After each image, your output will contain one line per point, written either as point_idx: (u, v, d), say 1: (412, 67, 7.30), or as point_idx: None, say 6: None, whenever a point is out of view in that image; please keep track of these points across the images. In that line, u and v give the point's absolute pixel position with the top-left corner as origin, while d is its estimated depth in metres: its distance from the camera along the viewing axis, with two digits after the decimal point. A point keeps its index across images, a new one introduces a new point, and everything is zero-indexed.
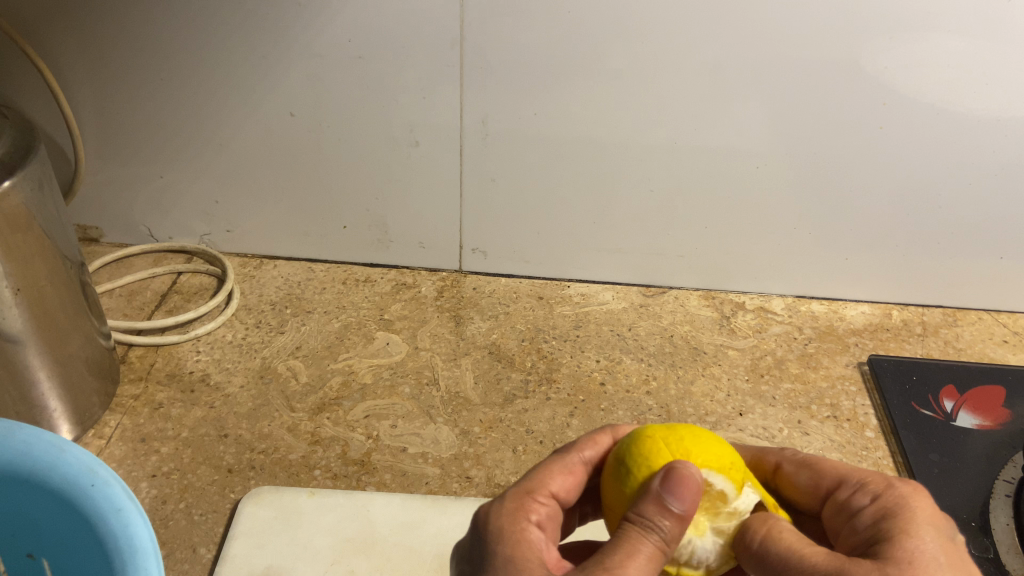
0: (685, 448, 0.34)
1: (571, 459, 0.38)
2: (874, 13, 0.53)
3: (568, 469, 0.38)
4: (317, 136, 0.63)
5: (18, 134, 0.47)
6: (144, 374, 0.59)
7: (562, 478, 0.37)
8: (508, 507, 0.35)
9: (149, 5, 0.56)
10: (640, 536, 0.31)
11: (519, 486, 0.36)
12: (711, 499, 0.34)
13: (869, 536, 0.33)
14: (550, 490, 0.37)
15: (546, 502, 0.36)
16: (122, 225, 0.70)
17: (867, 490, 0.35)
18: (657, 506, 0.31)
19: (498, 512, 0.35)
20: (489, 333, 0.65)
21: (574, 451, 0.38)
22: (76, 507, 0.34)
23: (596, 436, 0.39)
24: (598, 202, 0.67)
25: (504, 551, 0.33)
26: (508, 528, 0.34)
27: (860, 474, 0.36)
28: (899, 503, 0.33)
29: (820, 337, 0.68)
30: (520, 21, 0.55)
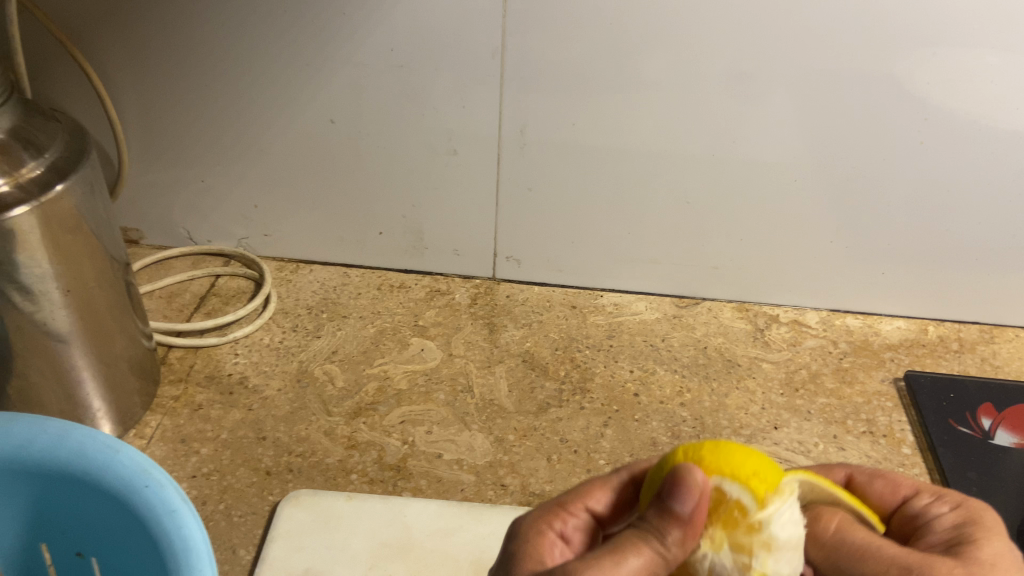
0: (711, 459, 0.30)
1: (613, 477, 0.37)
2: (915, 27, 0.53)
3: (606, 485, 0.37)
4: (356, 143, 0.64)
5: (73, 138, 0.48)
6: (184, 375, 0.60)
7: (597, 494, 0.37)
8: (534, 514, 0.36)
9: (197, 13, 0.57)
10: (641, 538, 0.30)
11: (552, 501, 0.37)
12: (722, 508, 0.30)
13: (949, 540, 0.33)
14: (584, 505, 0.36)
15: (576, 514, 0.36)
16: (162, 228, 0.71)
17: (944, 499, 0.36)
18: (660, 508, 0.29)
19: (525, 523, 0.36)
20: (523, 341, 0.66)
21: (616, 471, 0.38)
22: (130, 506, 0.35)
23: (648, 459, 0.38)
24: (633, 212, 0.67)
25: (516, 549, 0.34)
26: (527, 530, 0.35)
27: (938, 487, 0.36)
28: (977, 512, 0.34)
29: (856, 351, 0.67)
30: (559, 32, 0.56)
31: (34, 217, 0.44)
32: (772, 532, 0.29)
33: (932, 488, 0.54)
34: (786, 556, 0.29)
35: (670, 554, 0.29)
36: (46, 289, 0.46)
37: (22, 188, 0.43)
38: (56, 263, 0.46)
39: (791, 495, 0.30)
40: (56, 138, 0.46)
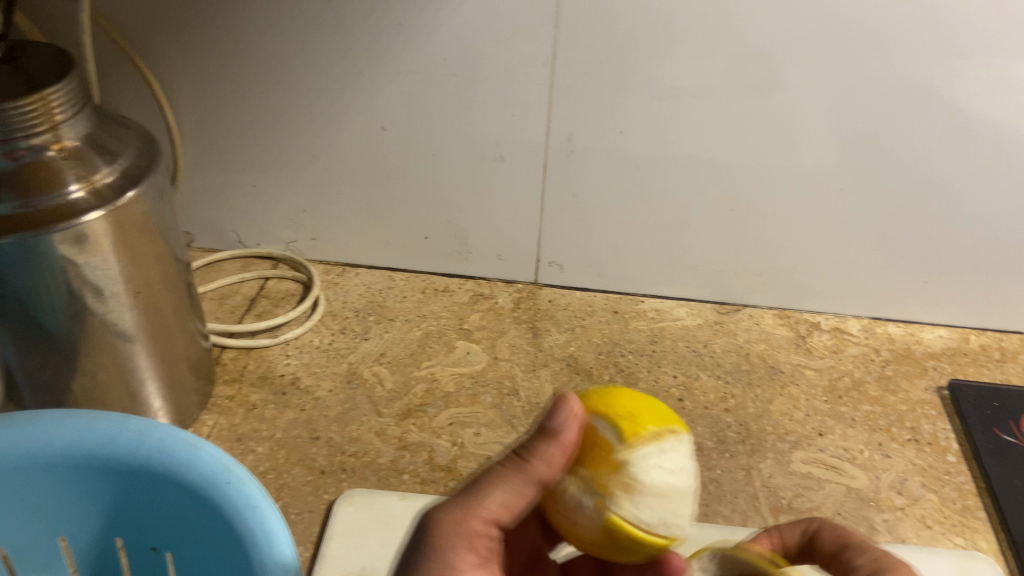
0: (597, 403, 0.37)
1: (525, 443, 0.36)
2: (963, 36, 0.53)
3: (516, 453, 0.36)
4: (405, 149, 0.65)
5: (143, 145, 0.49)
6: (238, 376, 0.62)
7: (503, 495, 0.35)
8: (451, 499, 0.36)
9: (256, 21, 0.58)
10: (512, 472, 0.35)
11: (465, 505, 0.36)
12: (595, 446, 0.35)
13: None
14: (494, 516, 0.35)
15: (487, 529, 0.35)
16: (213, 230, 0.73)
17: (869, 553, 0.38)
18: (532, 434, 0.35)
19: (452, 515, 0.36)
20: (566, 345, 0.67)
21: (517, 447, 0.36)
22: (211, 503, 0.36)
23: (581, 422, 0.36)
24: (676, 218, 0.68)
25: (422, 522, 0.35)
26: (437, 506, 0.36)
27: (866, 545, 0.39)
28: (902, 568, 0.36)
29: (898, 359, 0.68)
30: (609, 40, 0.57)
31: (108, 222, 0.45)
32: (634, 472, 0.34)
33: (978, 496, 0.55)
34: (648, 497, 0.34)
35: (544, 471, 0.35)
36: (115, 291, 0.48)
37: (97, 194, 0.45)
38: (126, 265, 0.48)
39: (673, 445, 0.36)
40: (127, 145, 0.48)
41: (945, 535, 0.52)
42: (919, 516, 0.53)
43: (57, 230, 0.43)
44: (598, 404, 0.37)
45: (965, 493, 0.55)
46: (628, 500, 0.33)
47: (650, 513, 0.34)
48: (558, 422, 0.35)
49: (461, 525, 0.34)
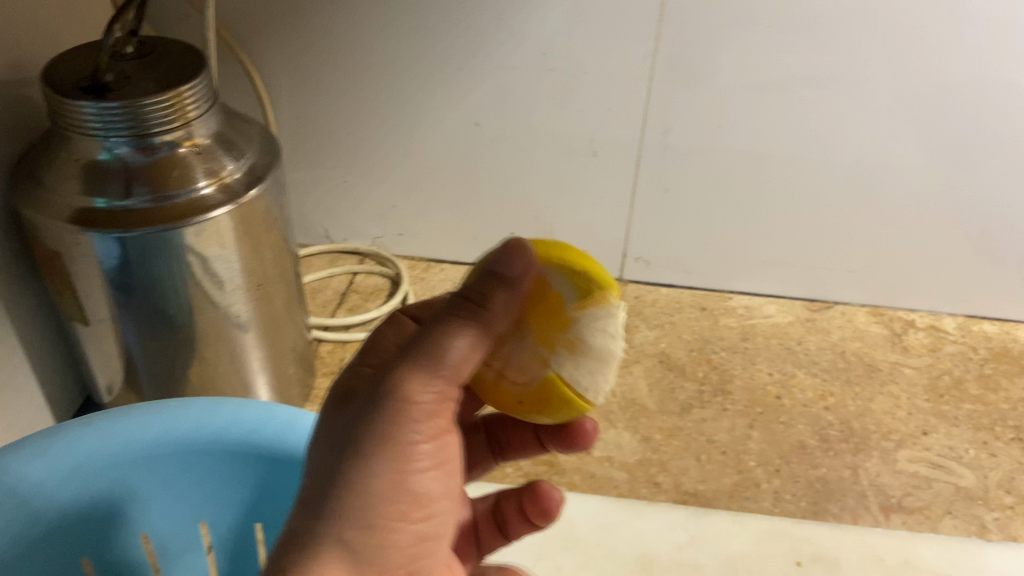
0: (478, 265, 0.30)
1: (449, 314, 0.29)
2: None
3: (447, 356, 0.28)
4: (498, 145, 0.66)
5: (264, 142, 0.50)
6: (337, 368, 0.62)
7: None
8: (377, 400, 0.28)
9: (359, 18, 0.59)
10: (455, 337, 0.28)
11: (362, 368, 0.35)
12: (544, 301, 0.30)
13: None
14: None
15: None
16: (301, 227, 0.73)
17: None
18: (486, 283, 0.29)
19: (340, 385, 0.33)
20: (657, 342, 0.67)
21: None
22: None
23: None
24: (770, 214, 0.67)
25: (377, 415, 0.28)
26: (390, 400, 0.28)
27: None
28: None
29: (996, 358, 0.67)
30: (714, 36, 0.57)
31: (235, 217, 0.46)
32: (580, 333, 0.30)
33: None
34: (586, 360, 0.30)
35: (502, 317, 0.29)
36: (236, 284, 0.49)
37: (226, 189, 0.45)
38: (247, 259, 0.49)
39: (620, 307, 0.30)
40: (251, 142, 0.49)
41: None
42: None
43: (191, 224, 0.44)
44: (548, 251, 0.30)
45: None
46: (569, 359, 0.30)
47: (587, 376, 0.30)
48: (512, 269, 0.29)
49: (397, 419, 0.28)
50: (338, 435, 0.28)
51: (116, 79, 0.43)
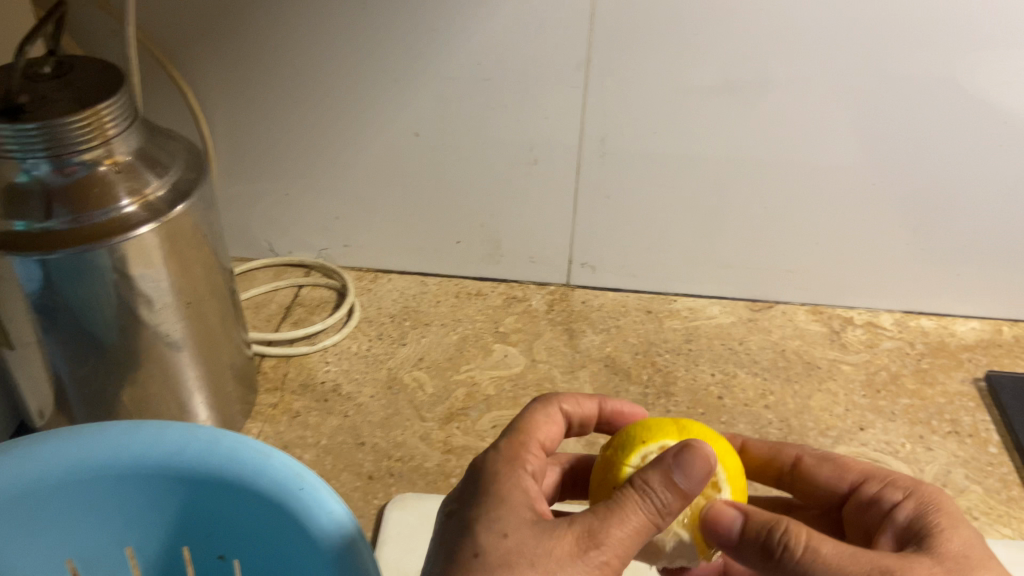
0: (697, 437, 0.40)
1: (630, 494, 0.35)
2: (986, 29, 0.54)
3: (625, 519, 0.34)
4: (438, 155, 0.66)
5: (191, 158, 0.50)
6: (280, 384, 0.62)
7: (548, 429, 0.42)
8: (556, 544, 0.33)
9: (290, 30, 0.59)
10: (638, 505, 0.34)
11: (513, 437, 0.41)
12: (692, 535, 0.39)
13: (915, 514, 0.38)
14: (538, 439, 0.41)
15: (535, 453, 0.40)
16: (243, 240, 0.73)
17: (896, 486, 0.40)
18: (668, 478, 0.35)
19: (494, 464, 0.38)
20: (603, 346, 0.68)
21: (558, 401, 0.44)
22: (284, 509, 0.37)
23: (580, 399, 0.45)
24: (710, 217, 0.68)
25: (555, 553, 0.33)
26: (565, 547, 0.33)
27: (883, 474, 0.42)
28: (933, 498, 0.38)
29: (933, 352, 0.68)
30: (643, 44, 0.57)
31: (159, 234, 0.46)
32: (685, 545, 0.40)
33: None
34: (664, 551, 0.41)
35: (668, 516, 0.35)
36: (165, 302, 0.49)
37: (149, 207, 0.45)
38: (176, 277, 0.48)
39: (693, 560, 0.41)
40: (175, 158, 0.49)
41: (991, 526, 0.54)
42: (964, 508, 0.55)
43: (111, 243, 0.43)
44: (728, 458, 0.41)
45: (1009, 483, 0.56)
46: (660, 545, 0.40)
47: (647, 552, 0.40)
48: (695, 469, 0.35)
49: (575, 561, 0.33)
50: (512, 552, 0.33)
51: (30, 99, 0.42)
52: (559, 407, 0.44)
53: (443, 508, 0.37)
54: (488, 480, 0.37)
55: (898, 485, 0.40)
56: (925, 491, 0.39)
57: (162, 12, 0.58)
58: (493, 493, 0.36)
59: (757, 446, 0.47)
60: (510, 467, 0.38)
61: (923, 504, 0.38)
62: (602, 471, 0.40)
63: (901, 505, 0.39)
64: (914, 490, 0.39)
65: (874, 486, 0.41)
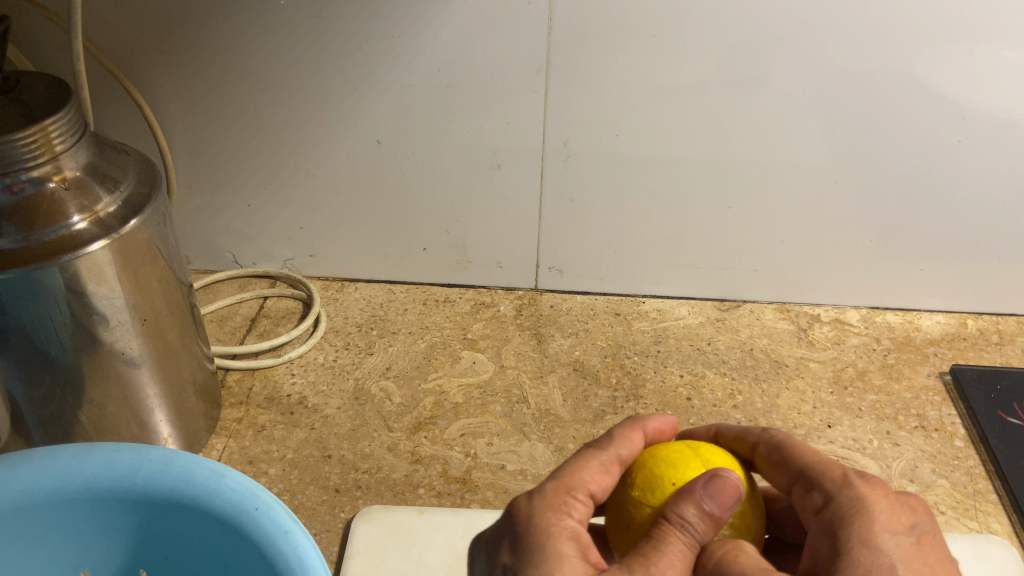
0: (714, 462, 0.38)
1: (667, 527, 0.33)
2: (943, 27, 0.54)
3: (669, 552, 0.32)
4: (400, 163, 0.65)
5: (142, 173, 0.49)
6: (244, 398, 0.62)
7: (600, 477, 0.37)
8: None
9: (245, 40, 0.57)
10: (675, 536, 0.33)
11: (557, 485, 0.36)
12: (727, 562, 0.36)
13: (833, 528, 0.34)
14: (588, 489, 0.36)
15: (582, 504, 0.36)
16: (207, 252, 0.72)
17: (824, 490, 0.35)
18: (700, 508, 0.33)
19: (537, 518, 0.34)
20: (571, 350, 0.67)
21: (611, 446, 0.38)
22: (239, 531, 0.36)
23: (629, 433, 0.39)
24: (675, 219, 0.68)
25: None
26: None
27: (821, 470, 0.36)
28: (853, 510, 0.34)
29: (898, 348, 0.69)
30: (603, 48, 0.56)
31: (112, 250, 0.45)
32: None
33: (988, 479, 0.57)
34: None
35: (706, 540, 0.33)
36: (121, 319, 0.48)
37: (100, 223, 0.44)
38: (133, 294, 0.48)
39: None
40: (126, 173, 0.48)
41: (958, 520, 0.54)
42: (932, 503, 0.55)
43: (62, 260, 0.42)
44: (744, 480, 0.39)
45: (975, 477, 0.57)
46: None
47: None
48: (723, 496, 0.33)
49: None
50: None
51: None
52: (614, 455, 0.38)
53: (493, 564, 0.35)
54: (534, 540, 0.34)
55: (824, 488, 0.35)
56: (847, 499, 0.34)
57: (113, 23, 0.57)
58: (542, 557, 0.33)
59: (729, 433, 0.43)
60: (555, 521, 0.34)
61: (842, 516, 0.34)
62: (625, 515, 0.37)
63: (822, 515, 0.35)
64: (841, 497, 0.34)
65: (807, 489, 0.36)
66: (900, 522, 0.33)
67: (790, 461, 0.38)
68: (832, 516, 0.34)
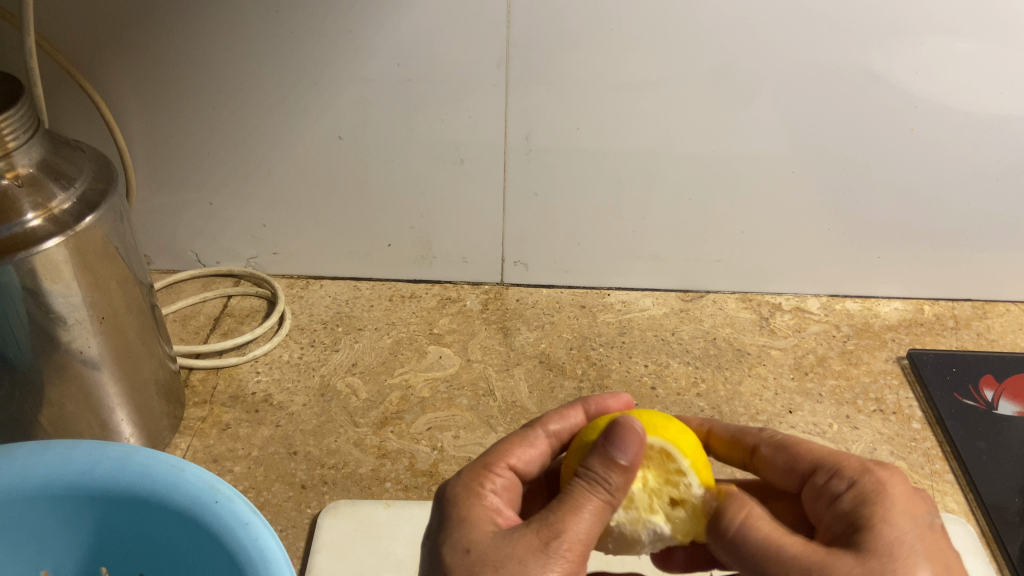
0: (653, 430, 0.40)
1: (579, 482, 0.35)
2: (891, 19, 0.55)
3: (578, 507, 0.34)
4: (362, 158, 0.65)
5: (98, 170, 0.49)
6: (208, 397, 0.61)
7: (521, 450, 0.40)
8: (512, 544, 0.33)
9: (202, 36, 0.57)
10: (586, 489, 0.35)
11: (479, 460, 0.39)
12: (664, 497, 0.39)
13: (856, 503, 0.36)
14: (509, 461, 0.39)
15: (502, 473, 0.38)
16: (169, 252, 0.72)
17: (843, 475, 0.38)
18: (607, 461, 0.35)
19: (454, 489, 0.37)
20: (537, 343, 0.68)
21: (537, 425, 0.41)
22: (199, 525, 0.36)
23: (561, 413, 0.42)
24: (636, 213, 0.69)
25: (510, 551, 0.33)
26: (519, 544, 0.33)
27: (837, 460, 0.39)
28: (873, 490, 0.36)
29: (858, 334, 0.71)
30: (560, 41, 0.57)
31: (67, 248, 0.44)
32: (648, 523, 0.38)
33: (944, 460, 0.58)
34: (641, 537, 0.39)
35: (620, 492, 0.35)
36: (79, 318, 0.47)
37: (55, 221, 0.44)
38: (90, 292, 0.47)
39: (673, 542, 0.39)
40: (81, 169, 0.47)
41: None
42: None
43: (16, 258, 0.42)
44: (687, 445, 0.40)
45: (932, 458, 0.58)
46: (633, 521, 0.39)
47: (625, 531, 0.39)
48: (629, 449, 0.35)
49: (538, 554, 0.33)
50: (471, 565, 0.33)
51: None
52: (541, 432, 0.41)
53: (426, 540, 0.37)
54: (446, 507, 0.36)
55: (843, 474, 0.38)
56: (868, 483, 0.37)
57: (66, 21, 0.56)
58: (451, 518, 0.36)
59: (722, 431, 0.46)
60: (471, 488, 0.37)
61: (865, 495, 0.36)
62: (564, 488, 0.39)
63: (842, 495, 0.37)
64: (863, 480, 0.37)
65: (822, 477, 0.39)
66: (916, 503, 0.36)
67: (803, 455, 0.41)
68: (854, 495, 0.37)
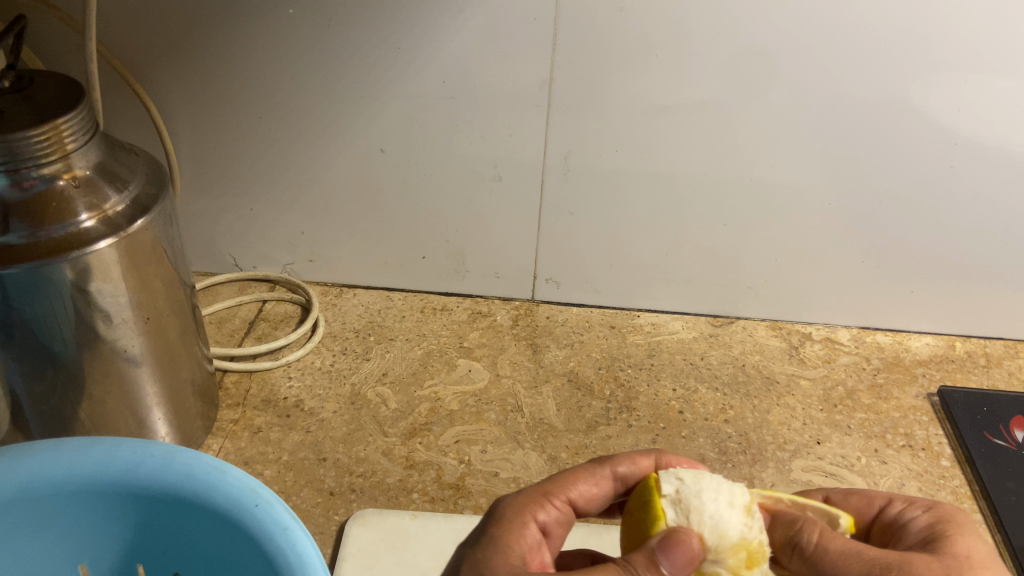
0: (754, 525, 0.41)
1: (599, 470, 0.40)
2: (934, 52, 0.55)
3: (592, 478, 0.39)
4: (401, 172, 0.66)
5: (152, 174, 0.50)
6: (241, 400, 0.63)
7: (585, 487, 0.39)
8: (517, 492, 0.38)
9: (254, 46, 0.58)
10: (597, 465, 0.40)
11: (537, 488, 0.39)
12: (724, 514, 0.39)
13: (928, 527, 0.36)
14: (569, 496, 0.39)
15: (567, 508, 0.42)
16: (207, 255, 0.73)
17: (916, 505, 0.38)
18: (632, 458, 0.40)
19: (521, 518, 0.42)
20: (566, 361, 0.68)
21: (609, 463, 0.40)
22: (238, 527, 0.37)
23: (636, 457, 0.40)
24: (669, 237, 0.69)
25: (514, 496, 0.38)
26: (525, 490, 0.38)
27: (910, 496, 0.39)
28: (950, 513, 0.37)
29: (888, 367, 0.71)
30: (605, 63, 0.57)
31: (118, 249, 0.45)
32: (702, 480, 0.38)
33: (972, 499, 0.58)
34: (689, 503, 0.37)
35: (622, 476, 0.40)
36: (125, 317, 0.48)
37: (108, 222, 0.45)
38: (137, 293, 0.48)
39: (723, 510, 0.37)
40: (135, 173, 0.48)
41: None
42: None
43: (69, 257, 0.43)
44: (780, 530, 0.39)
45: (960, 496, 0.58)
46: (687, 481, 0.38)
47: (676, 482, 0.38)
48: (644, 459, 0.41)
49: (529, 498, 0.38)
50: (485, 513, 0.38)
51: None
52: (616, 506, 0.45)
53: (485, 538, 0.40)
54: (489, 525, 0.36)
55: (917, 503, 0.38)
56: (944, 509, 0.37)
57: (125, 27, 0.58)
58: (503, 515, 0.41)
59: None
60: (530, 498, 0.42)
61: (942, 516, 0.36)
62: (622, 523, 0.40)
63: (917, 518, 0.37)
64: (933, 509, 0.37)
65: (898, 506, 0.38)
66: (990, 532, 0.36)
67: (876, 495, 0.40)
68: (931, 517, 0.37)
